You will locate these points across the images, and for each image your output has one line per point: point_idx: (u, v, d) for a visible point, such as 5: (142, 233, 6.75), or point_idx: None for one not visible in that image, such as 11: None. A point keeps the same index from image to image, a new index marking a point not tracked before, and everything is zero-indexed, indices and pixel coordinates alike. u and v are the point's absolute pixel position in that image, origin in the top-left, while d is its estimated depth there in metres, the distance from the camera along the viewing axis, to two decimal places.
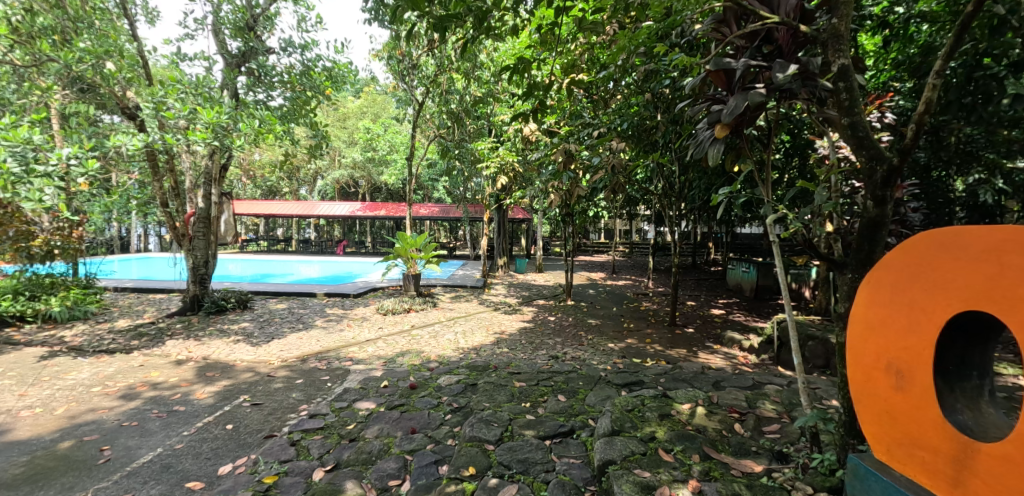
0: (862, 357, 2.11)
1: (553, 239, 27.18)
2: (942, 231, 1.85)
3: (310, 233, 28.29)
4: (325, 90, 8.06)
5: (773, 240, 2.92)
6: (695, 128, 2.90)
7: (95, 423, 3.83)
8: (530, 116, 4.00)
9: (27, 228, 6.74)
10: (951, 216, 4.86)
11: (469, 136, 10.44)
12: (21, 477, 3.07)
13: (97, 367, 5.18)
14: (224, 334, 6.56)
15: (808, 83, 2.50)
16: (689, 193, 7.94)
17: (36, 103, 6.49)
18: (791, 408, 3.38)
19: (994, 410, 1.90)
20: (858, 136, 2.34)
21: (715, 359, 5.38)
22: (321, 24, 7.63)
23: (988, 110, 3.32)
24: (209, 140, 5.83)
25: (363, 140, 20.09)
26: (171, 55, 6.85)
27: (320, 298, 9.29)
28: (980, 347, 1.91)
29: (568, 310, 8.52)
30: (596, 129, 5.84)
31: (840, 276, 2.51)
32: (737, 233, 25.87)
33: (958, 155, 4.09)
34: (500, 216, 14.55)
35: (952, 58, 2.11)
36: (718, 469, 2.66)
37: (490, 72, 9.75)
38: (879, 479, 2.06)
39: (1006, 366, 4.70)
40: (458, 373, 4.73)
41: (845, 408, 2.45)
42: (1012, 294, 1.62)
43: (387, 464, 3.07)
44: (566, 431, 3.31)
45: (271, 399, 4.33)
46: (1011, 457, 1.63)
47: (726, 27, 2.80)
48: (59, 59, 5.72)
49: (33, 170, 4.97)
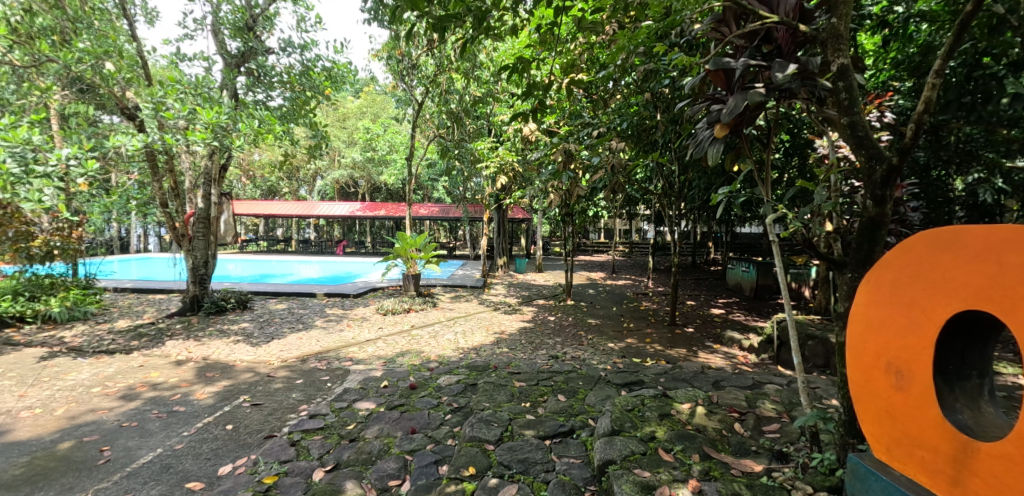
0: (862, 356, 2.11)
1: (553, 239, 27.18)
2: (941, 230, 1.85)
3: (310, 232, 28.30)
4: (325, 90, 8.04)
5: (773, 239, 2.92)
6: (695, 128, 2.89)
7: (95, 424, 3.83)
8: (530, 116, 3.99)
9: (26, 228, 6.75)
10: (950, 215, 4.87)
11: (469, 136, 10.44)
12: (21, 478, 3.07)
13: (97, 367, 5.18)
14: (224, 334, 6.56)
15: (807, 83, 2.50)
16: (689, 193, 7.94)
17: (36, 103, 6.49)
18: (791, 408, 3.38)
19: (994, 409, 1.90)
20: (858, 135, 2.34)
21: (715, 359, 5.39)
22: (321, 24, 7.61)
23: (988, 110, 3.33)
24: (209, 141, 5.82)
25: (362, 140, 20.01)
26: (171, 55, 6.84)
27: (320, 298, 9.29)
28: (980, 346, 1.91)
29: (568, 310, 8.53)
30: (596, 129, 5.83)
31: (840, 276, 2.50)
32: (736, 233, 25.87)
33: (958, 155, 4.10)
34: (500, 216, 14.55)
35: (951, 57, 2.10)
36: (718, 469, 2.66)
37: (490, 72, 9.75)
38: (879, 479, 2.06)
39: (1006, 365, 4.71)
40: (458, 373, 4.74)
41: (846, 408, 2.45)
42: (1012, 294, 1.62)
43: (388, 464, 3.07)
44: (566, 430, 3.31)
45: (271, 399, 4.33)
46: (1011, 457, 1.63)
47: (726, 27, 2.80)
48: (58, 60, 5.70)
49: (33, 171, 4.97)
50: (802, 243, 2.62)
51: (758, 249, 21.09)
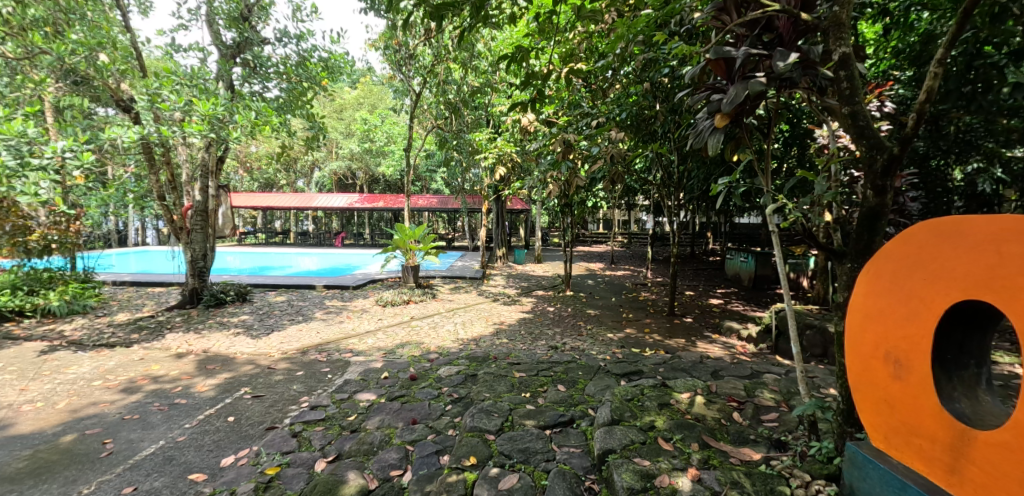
0: (861, 346, 2.12)
1: (551, 231, 27.24)
2: (940, 220, 1.86)
3: (308, 225, 28.38)
4: (323, 81, 7.97)
5: (772, 230, 2.88)
6: (694, 118, 2.84)
7: (97, 417, 3.85)
8: (529, 105, 3.94)
9: (24, 222, 6.83)
10: (949, 205, 4.78)
11: (467, 127, 10.39)
12: (24, 471, 3.09)
13: (98, 361, 5.20)
14: (224, 326, 6.57)
15: (809, 72, 2.45)
16: (688, 183, 7.87)
17: (30, 97, 6.45)
18: (790, 397, 3.41)
19: (991, 398, 1.92)
20: (860, 125, 2.33)
21: (714, 348, 5.43)
22: (317, 14, 7.50)
23: (988, 99, 3.23)
24: (205, 133, 5.73)
25: (359, 132, 19.82)
26: (165, 46, 6.77)
27: (320, 290, 9.33)
28: (978, 336, 1.92)
29: (568, 300, 8.60)
30: (595, 119, 5.78)
31: (840, 266, 2.49)
32: (735, 223, 25.70)
33: (957, 144, 4.02)
34: (500, 207, 14.36)
35: (954, 46, 2.11)
36: (718, 458, 2.70)
37: (488, 61, 9.67)
38: (876, 467, 2.08)
39: (1003, 354, 4.75)
40: (458, 363, 4.76)
41: (844, 397, 2.45)
42: (1013, 284, 1.63)
43: (388, 455, 3.09)
44: (566, 420, 3.32)
45: (272, 391, 4.35)
46: (1008, 445, 1.66)
47: (726, 15, 2.70)
48: (52, 52, 5.77)
49: (28, 164, 4.95)
50: (801, 233, 2.61)
51: (757, 238, 21.07)
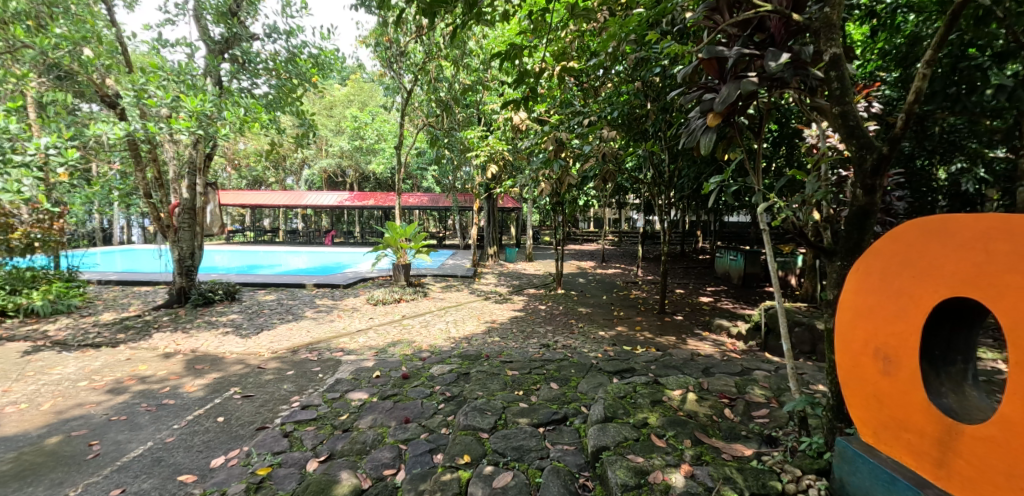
0: (850, 343, 2.15)
1: (541, 229, 27.28)
2: (928, 219, 1.89)
3: (296, 224, 28.16)
4: (312, 77, 7.88)
5: (762, 228, 2.88)
6: (686, 117, 2.86)
7: (83, 418, 3.79)
8: (521, 104, 3.94)
9: (5, 220, 6.69)
10: (933, 205, 4.89)
11: (458, 125, 10.24)
12: (9, 474, 3.04)
13: (83, 361, 5.12)
14: (213, 326, 6.50)
15: (799, 72, 2.47)
16: (679, 182, 7.93)
17: (12, 91, 6.32)
18: (779, 393, 3.45)
19: (977, 393, 1.96)
20: (849, 125, 2.36)
21: (704, 346, 5.49)
22: (307, 9, 7.40)
23: (972, 101, 3.27)
24: (193, 129, 5.65)
25: (350, 129, 19.66)
26: (151, 42, 6.65)
27: (309, 289, 9.26)
28: (965, 332, 1.95)
29: (559, 299, 8.62)
30: (586, 118, 5.80)
31: (829, 264, 2.52)
32: (725, 222, 25.87)
33: (942, 144, 4.08)
34: (491, 206, 14.35)
35: (941, 48, 2.15)
36: (710, 454, 2.72)
37: (480, 59, 9.65)
38: (866, 462, 2.11)
39: (985, 350, 4.84)
40: (450, 362, 4.76)
41: (833, 392, 2.49)
42: (999, 281, 1.67)
43: (382, 453, 3.09)
44: (559, 418, 3.34)
45: (262, 391, 4.31)
46: (994, 439, 1.71)
47: (718, 15, 2.74)
48: (34, 45, 5.61)
49: (10, 161, 4.82)
50: (792, 231, 2.63)
51: (745, 236, 21.25)
